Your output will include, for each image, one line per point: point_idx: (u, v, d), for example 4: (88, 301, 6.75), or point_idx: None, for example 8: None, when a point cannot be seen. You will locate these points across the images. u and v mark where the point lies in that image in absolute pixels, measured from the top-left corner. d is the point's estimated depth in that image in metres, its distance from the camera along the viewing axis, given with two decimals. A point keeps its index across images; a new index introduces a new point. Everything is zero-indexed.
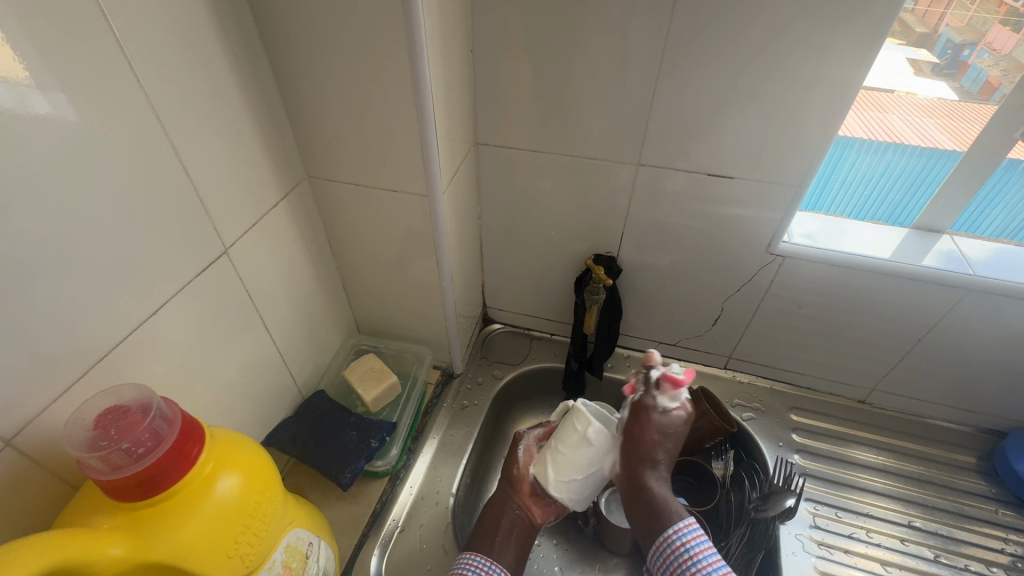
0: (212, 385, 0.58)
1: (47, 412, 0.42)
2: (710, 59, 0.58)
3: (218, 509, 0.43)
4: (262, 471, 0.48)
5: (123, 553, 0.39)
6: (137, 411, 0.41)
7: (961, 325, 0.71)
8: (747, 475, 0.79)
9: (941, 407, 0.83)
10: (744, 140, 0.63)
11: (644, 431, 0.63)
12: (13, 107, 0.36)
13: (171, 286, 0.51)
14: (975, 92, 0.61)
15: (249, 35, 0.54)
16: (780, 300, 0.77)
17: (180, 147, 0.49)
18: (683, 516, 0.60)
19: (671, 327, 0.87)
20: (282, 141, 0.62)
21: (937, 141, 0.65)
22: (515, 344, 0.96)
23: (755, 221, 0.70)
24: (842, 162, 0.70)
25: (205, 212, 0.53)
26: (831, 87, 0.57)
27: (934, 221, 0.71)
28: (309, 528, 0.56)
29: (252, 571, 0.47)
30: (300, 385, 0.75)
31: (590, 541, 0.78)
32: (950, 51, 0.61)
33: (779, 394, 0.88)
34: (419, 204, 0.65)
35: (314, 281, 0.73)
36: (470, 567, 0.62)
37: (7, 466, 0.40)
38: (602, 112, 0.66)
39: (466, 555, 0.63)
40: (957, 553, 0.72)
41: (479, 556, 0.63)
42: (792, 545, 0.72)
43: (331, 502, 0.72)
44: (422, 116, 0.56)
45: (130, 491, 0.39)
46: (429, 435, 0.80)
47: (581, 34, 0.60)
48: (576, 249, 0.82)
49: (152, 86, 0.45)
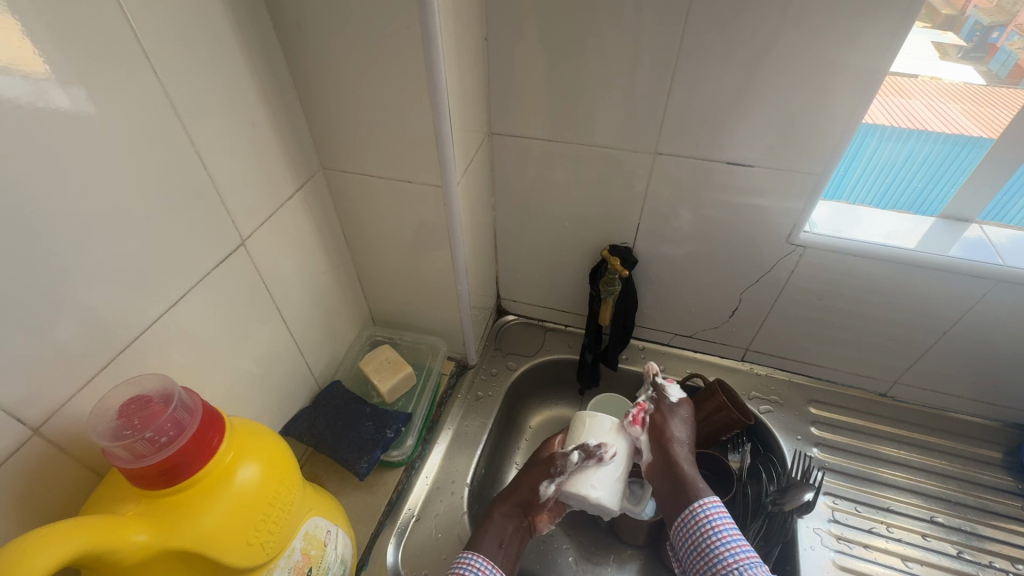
0: (233, 374, 0.59)
1: (72, 401, 0.43)
2: (729, 46, 0.57)
3: (239, 497, 0.44)
4: (281, 461, 0.49)
5: (148, 539, 0.40)
6: (159, 401, 0.42)
7: (987, 317, 0.69)
8: (764, 468, 0.78)
9: (966, 401, 0.81)
10: (763, 127, 0.62)
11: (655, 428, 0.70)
12: (35, 100, 0.36)
13: (189, 278, 0.51)
14: (1004, 76, 0.59)
15: (263, 24, 0.54)
16: (800, 291, 0.76)
17: (196, 141, 0.49)
18: (709, 493, 0.63)
19: (687, 319, 0.86)
20: (297, 135, 0.62)
21: (964, 128, 0.62)
22: (529, 335, 0.96)
23: (776, 210, 0.68)
24: (863, 151, 0.67)
25: (222, 206, 0.53)
26: (855, 75, 0.56)
27: (962, 209, 0.69)
28: (327, 516, 0.57)
29: (272, 558, 0.48)
30: (317, 376, 0.76)
31: (605, 532, 0.78)
32: (979, 34, 0.58)
33: (796, 386, 0.87)
34: (435, 195, 0.64)
35: (329, 272, 0.74)
36: (471, 567, 0.59)
37: (33, 454, 0.41)
38: (617, 100, 0.65)
39: (466, 555, 0.61)
40: (981, 549, 0.71)
41: (481, 557, 0.60)
42: (809, 539, 0.71)
43: (348, 491, 0.72)
44: (436, 106, 0.56)
45: (152, 479, 0.40)
46: (444, 425, 0.81)
47: (596, 21, 0.59)
48: (592, 239, 0.81)
49: (168, 79, 0.45)
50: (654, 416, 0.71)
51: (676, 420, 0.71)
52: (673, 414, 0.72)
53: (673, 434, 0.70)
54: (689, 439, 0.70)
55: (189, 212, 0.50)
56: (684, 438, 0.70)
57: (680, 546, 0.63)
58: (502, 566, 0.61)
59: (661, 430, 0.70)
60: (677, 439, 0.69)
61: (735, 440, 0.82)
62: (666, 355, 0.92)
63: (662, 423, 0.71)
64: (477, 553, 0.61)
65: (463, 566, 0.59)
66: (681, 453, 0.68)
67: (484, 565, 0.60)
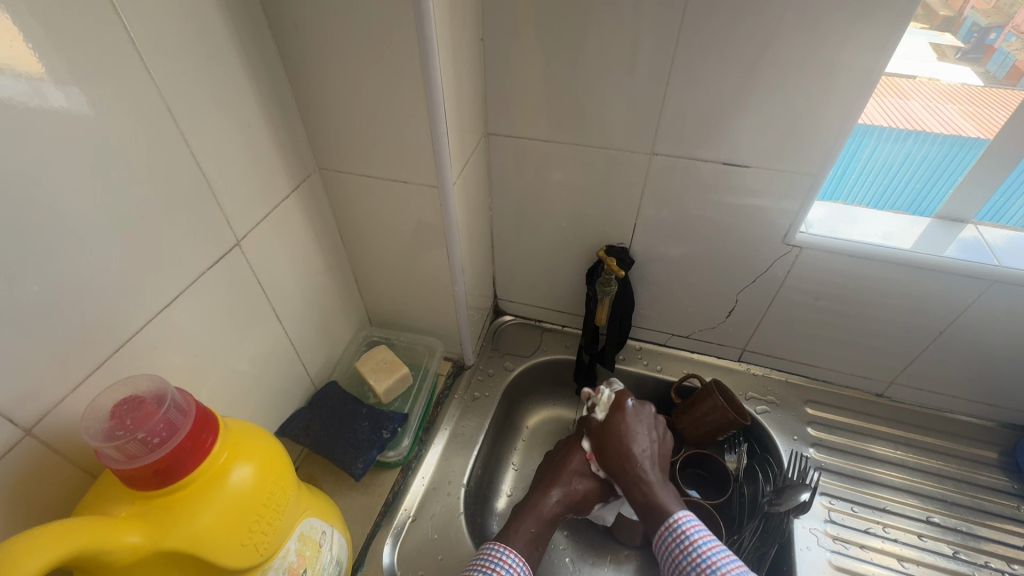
0: (228, 375, 0.59)
1: (65, 402, 0.43)
2: (725, 47, 0.57)
3: (233, 498, 0.43)
4: (276, 462, 0.48)
5: (141, 540, 0.40)
6: (152, 402, 0.42)
7: (984, 318, 0.69)
8: (761, 469, 0.79)
9: (962, 401, 0.81)
10: (759, 128, 0.62)
11: (613, 443, 0.67)
12: (29, 100, 0.36)
13: (184, 278, 0.51)
14: (1002, 77, 0.59)
15: (258, 24, 0.54)
16: (796, 292, 0.76)
17: (191, 141, 0.49)
18: (677, 510, 0.61)
19: (684, 319, 0.86)
20: (292, 135, 0.62)
21: (962, 129, 0.62)
22: (526, 336, 0.96)
23: (772, 210, 0.68)
24: (860, 151, 0.67)
25: (217, 206, 0.53)
26: (851, 75, 0.56)
27: (958, 210, 0.69)
28: (322, 517, 0.56)
29: (266, 559, 0.47)
30: (313, 376, 0.76)
31: (601, 533, 0.78)
32: (976, 35, 0.58)
33: (793, 387, 0.87)
34: (431, 195, 0.64)
35: (324, 272, 0.74)
36: (502, 563, 0.58)
37: (25, 455, 0.41)
38: (613, 101, 0.65)
39: (491, 547, 0.60)
40: (976, 550, 0.71)
41: (511, 554, 0.60)
42: (806, 539, 0.71)
43: (344, 492, 0.72)
44: (432, 106, 0.56)
45: (145, 480, 0.40)
46: (441, 426, 0.80)
47: (593, 21, 0.59)
48: (588, 239, 0.81)
49: (163, 79, 0.45)
50: (610, 433, 0.68)
51: (638, 429, 0.68)
52: (624, 421, 0.69)
53: (635, 446, 0.67)
54: (654, 445, 0.68)
55: (184, 212, 0.50)
56: (647, 447, 0.67)
57: (661, 564, 0.60)
58: (528, 563, 0.61)
59: (620, 447, 0.67)
60: (637, 450, 0.66)
61: (732, 440, 0.82)
62: (663, 355, 0.92)
63: (614, 436, 0.68)
64: (506, 549, 0.60)
65: (493, 559, 0.58)
66: (646, 468, 0.65)
67: (515, 562, 0.59)
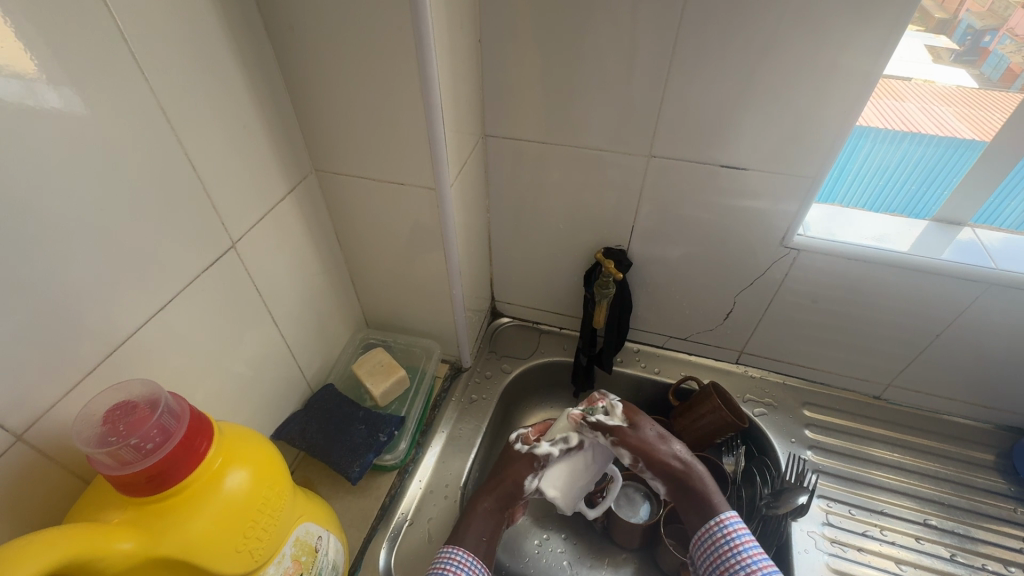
0: (223, 379, 0.59)
1: (57, 407, 0.42)
2: (722, 49, 0.57)
3: (228, 504, 0.43)
4: (271, 466, 0.48)
5: (134, 547, 0.39)
6: (146, 407, 0.41)
7: (980, 320, 0.70)
8: (758, 472, 0.78)
9: (959, 404, 0.81)
10: (757, 130, 0.62)
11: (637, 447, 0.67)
12: (23, 100, 0.36)
13: (180, 281, 0.51)
14: (997, 79, 0.59)
15: (254, 24, 0.53)
16: (793, 294, 0.76)
17: (186, 142, 0.48)
18: (725, 508, 0.63)
19: (681, 321, 0.86)
20: (288, 136, 0.61)
21: (958, 131, 0.62)
22: (523, 338, 0.95)
23: (769, 213, 0.68)
24: (856, 153, 0.67)
25: (213, 208, 0.53)
26: (849, 78, 0.56)
27: (955, 213, 0.69)
28: (318, 522, 0.56)
29: (261, 565, 0.47)
30: (309, 379, 0.76)
31: (599, 535, 0.78)
32: (971, 37, 0.58)
33: (791, 389, 0.87)
34: (428, 197, 0.64)
35: (321, 274, 0.73)
36: (454, 562, 0.59)
37: (16, 461, 0.40)
38: (611, 103, 0.64)
39: (449, 549, 0.60)
40: (973, 552, 0.71)
41: (463, 552, 0.60)
42: (804, 542, 0.71)
43: (341, 495, 0.72)
44: (430, 108, 0.55)
45: (139, 487, 0.40)
46: (438, 429, 0.80)
47: (591, 23, 0.59)
48: (586, 242, 0.81)
49: (158, 80, 0.44)
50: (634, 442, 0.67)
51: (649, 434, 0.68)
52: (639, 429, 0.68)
53: (656, 449, 0.67)
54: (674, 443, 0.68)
55: (179, 214, 0.49)
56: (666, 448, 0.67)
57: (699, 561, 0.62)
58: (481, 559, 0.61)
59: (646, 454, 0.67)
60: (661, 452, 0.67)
61: (729, 443, 0.81)
62: (660, 357, 0.91)
63: (641, 445, 0.67)
64: (458, 548, 0.60)
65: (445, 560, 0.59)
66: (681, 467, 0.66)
67: (467, 559, 0.59)
